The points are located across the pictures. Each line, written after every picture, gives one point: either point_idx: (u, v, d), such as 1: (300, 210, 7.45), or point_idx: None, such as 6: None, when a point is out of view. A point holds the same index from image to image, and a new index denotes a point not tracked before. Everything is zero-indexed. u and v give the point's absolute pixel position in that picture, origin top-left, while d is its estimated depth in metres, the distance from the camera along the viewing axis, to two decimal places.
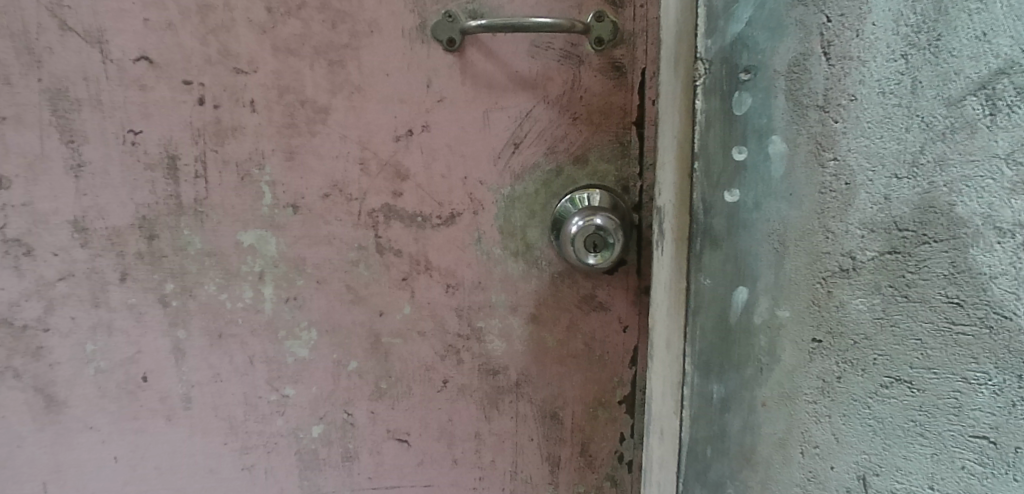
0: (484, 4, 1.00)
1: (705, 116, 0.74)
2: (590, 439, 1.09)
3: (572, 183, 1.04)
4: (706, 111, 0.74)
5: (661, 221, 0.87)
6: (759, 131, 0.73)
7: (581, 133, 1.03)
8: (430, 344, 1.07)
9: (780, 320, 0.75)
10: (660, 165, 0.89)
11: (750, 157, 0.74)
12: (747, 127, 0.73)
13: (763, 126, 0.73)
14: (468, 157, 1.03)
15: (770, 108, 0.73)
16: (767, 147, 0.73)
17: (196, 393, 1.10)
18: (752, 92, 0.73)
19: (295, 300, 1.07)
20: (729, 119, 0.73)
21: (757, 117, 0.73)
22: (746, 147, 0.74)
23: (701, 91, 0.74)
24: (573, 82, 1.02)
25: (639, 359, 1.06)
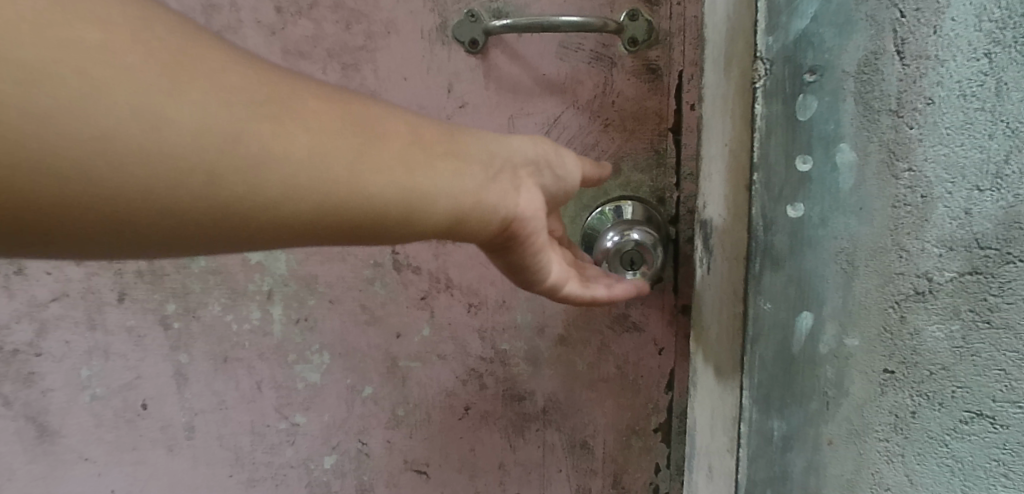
0: (509, 2, 0.95)
1: (766, 121, 0.66)
2: (622, 470, 1.02)
3: (604, 194, 0.99)
4: (767, 116, 0.66)
5: (707, 237, 0.79)
6: (825, 139, 0.65)
7: (613, 141, 0.98)
8: (451, 368, 1.00)
9: (848, 349, 0.67)
10: (703, 174, 0.82)
11: (816, 168, 0.66)
12: (812, 134, 0.65)
13: (830, 133, 0.65)
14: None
15: (837, 113, 0.65)
16: (834, 156, 0.66)
17: (199, 422, 1.02)
18: (818, 95, 0.65)
19: (306, 322, 0.99)
20: (792, 125, 0.65)
21: (824, 122, 0.65)
22: (811, 157, 0.66)
23: (762, 93, 0.66)
24: (605, 85, 0.97)
25: (675, 384, 0.98)
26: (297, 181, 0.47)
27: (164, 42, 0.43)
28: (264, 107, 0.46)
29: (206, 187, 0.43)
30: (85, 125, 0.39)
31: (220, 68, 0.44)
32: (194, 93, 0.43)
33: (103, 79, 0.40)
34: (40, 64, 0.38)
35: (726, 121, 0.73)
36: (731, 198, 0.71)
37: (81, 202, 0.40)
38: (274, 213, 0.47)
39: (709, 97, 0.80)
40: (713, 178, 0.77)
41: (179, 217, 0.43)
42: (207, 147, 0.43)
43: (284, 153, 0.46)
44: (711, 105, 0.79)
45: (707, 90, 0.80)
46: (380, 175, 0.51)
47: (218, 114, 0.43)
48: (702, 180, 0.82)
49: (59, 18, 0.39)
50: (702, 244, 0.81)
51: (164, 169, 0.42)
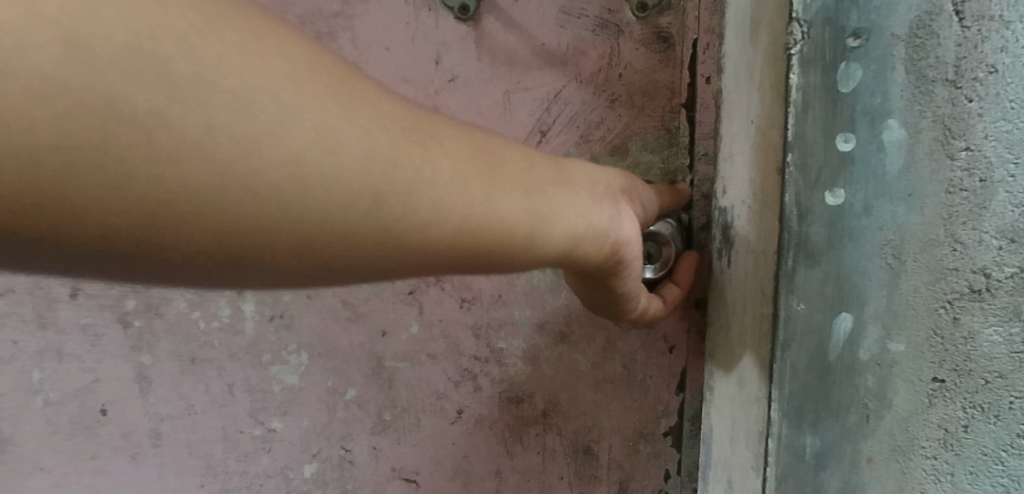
0: None
1: (802, 94, 0.57)
2: (629, 477, 0.94)
3: None
4: (803, 88, 0.57)
5: (731, 229, 0.70)
6: (870, 114, 0.56)
7: (620, 118, 0.90)
8: (442, 369, 0.93)
9: (892, 356, 0.59)
10: (722, 154, 0.73)
11: (859, 148, 0.57)
12: (855, 108, 0.57)
13: (876, 107, 0.56)
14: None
15: (885, 83, 0.56)
16: (880, 134, 0.57)
17: (166, 428, 0.93)
18: (863, 61, 0.56)
19: (282, 319, 0.91)
20: (833, 98, 0.56)
21: (870, 95, 0.56)
22: (854, 135, 0.57)
23: (797, 59, 0.57)
24: (611, 56, 0.89)
25: (687, 385, 0.91)
26: (449, 215, 0.41)
27: (336, 69, 0.36)
28: (417, 133, 0.39)
29: (376, 213, 0.36)
30: (280, 152, 0.32)
31: (381, 97, 0.38)
32: (365, 119, 0.36)
33: (295, 105, 0.33)
34: (239, 89, 0.31)
35: (753, 95, 0.64)
36: (761, 184, 0.62)
37: (267, 238, 0.33)
38: (429, 242, 0.40)
39: (731, 68, 0.71)
40: (737, 162, 0.68)
41: (343, 250, 0.36)
42: (385, 173, 0.36)
43: (445, 183, 0.40)
44: (733, 77, 0.70)
45: (730, 59, 0.71)
46: (514, 200, 0.45)
47: (382, 142, 0.37)
48: (722, 161, 0.74)
49: (251, 39, 0.32)
50: (723, 236, 0.72)
51: (347, 192, 0.34)
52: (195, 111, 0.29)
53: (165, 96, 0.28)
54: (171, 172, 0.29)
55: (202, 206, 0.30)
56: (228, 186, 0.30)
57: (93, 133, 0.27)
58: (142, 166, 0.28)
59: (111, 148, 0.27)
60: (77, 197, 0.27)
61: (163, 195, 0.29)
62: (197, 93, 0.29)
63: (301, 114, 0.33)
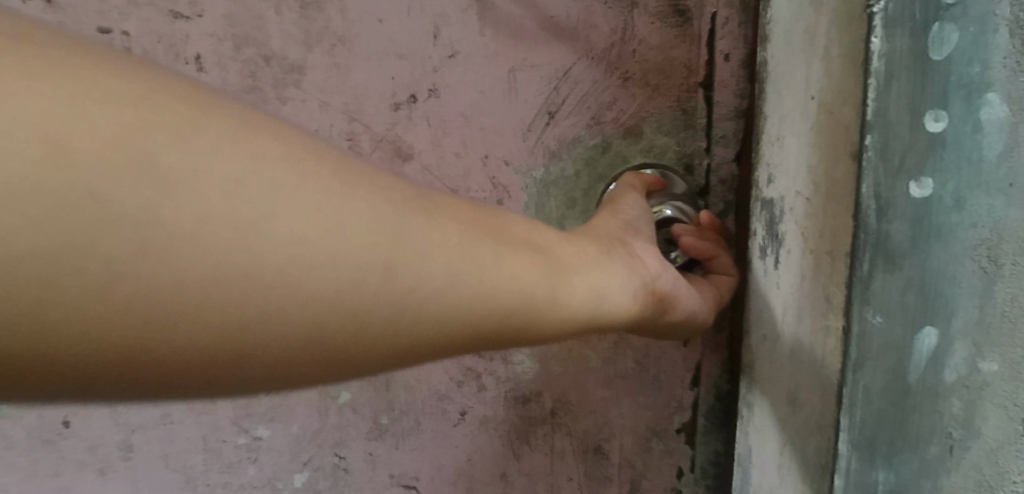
0: None
1: (885, 61, 0.44)
2: (641, 475, 0.90)
3: (622, 161, 0.84)
4: (888, 54, 0.44)
5: (789, 224, 0.60)
6: (968, 84, 0.43)
7: (633, 98, 0.83)
8: (444, 368, 0.86)
9: (983, 377, 0.46)
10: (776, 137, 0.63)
11: (953, 126, 0.44)
12: (948, 80, 0.43)
13: (973, 78, 0.43)
14: (488, 131, 0.83)
15: (988, 44, 0.43)
16: (977, 111, 0.44)
17: (138, 439, 0.84)
18: (961, 22, 0.43)
19: None
20: (922, 65, 0.43)
21: (969, 62, 0.43)
22: (948, 111, 0.44)
23: (879, 19, 0.44)
24: (624, 31, 0.81)
25: (701, 380, 0.87)
26: (463, 286, 0.40)
27: (325, 155, 0.37)
28: (417, 209, 0.40)
29: (387, 286, 0.36)
30: (272, 236, 0.33)
31: (379, 174, 0.39)
32: (362, 196, 0.37)
33: (291, 189, 0.34)
34: (231, 178, 0.32)
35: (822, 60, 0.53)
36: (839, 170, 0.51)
37: (268, 332, 0.33)
38: (446, 322, 0.39)
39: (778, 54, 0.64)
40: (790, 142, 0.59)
41: (352, 337, 0.36)
42: (389, 244, 0.37)
43: (458, 251, 0.40)
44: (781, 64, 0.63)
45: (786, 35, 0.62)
46: (530, 267, 0.44)
47: (387, 214, 0.37)
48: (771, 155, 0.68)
49: (238, 133, 0.34)
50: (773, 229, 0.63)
51: (353, 266, 0.35)
52: (187, 199, 0.31)
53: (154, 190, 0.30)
54: (161, 263, 0.30)
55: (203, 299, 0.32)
56: (227, 274, 0.32)
57: (79, 234, 0.29)
58: (133, 260, 0.30)
59: (98, 249, 0.29)
60: (65, 314, 0.29)
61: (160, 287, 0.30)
62: (181, 184, 0.31)
63: (298, 198, 0.34)
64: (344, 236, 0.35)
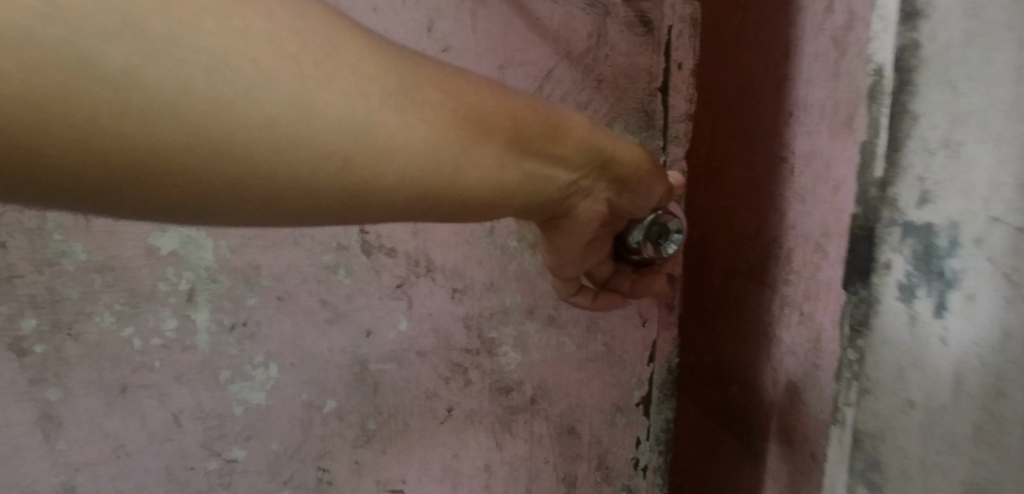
0: None
1: None
2: (607, 450, 0.98)
3: None
4: None
5: (986, 275, 0.40)
6: None
7: (606, 98, 0.89)
8: (432, 365, 0.85)
9: None
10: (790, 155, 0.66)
11: None
12: None
13: None
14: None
15: None
16: None
17: (83, 480, 0.72)
18: None
19: (245, 328, 0.75)
20: None
21: None
22: None
23: None
24: (598, 36, 0.87)
25: (656, 356, 0.98)
26: (409, 172, 0.41)
27: (325, 32, 0.36)
28: (395, 98, 0.39)
29: (343, 174, 0.37)
30: (246, 112, 0.32)
31: (366, 57, 0.38)
32: (342, 85, 0.36)
33: (272, 70, 0.33)
34: (213, 53, 0.31)
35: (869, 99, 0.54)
36: None
37: (229, 193, 0.34)
38: (385, 196, 0.41)
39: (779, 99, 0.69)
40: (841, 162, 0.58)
41: (295, 201, 0.37)
42: (352, 130, 0.37)
43: (412, 145, 0.40)
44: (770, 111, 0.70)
45: (975, 11, 0.41)
46: (479, 169, 0.46)
47: (357, 105, 0.37)
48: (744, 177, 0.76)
49: (235, 4, 0.32)
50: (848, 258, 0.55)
51: (313, 154, 0.35)
52: (167, 71, 0.30)
53: (146, 56, 0.29)
54: (135, 122, 0.30)
55: (170, 165, 0.31)
56: (200, 143, 0.32)
57: (63, 93, 0.28)
58: (111, 123, 0.29)
59: (78, 114, 0.28)
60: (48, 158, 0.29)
61: (139, 144, 0.30)
62: (169, 53, 0.30)
63: (278, 88, 0.33)
64: (315, 119, 0.35)
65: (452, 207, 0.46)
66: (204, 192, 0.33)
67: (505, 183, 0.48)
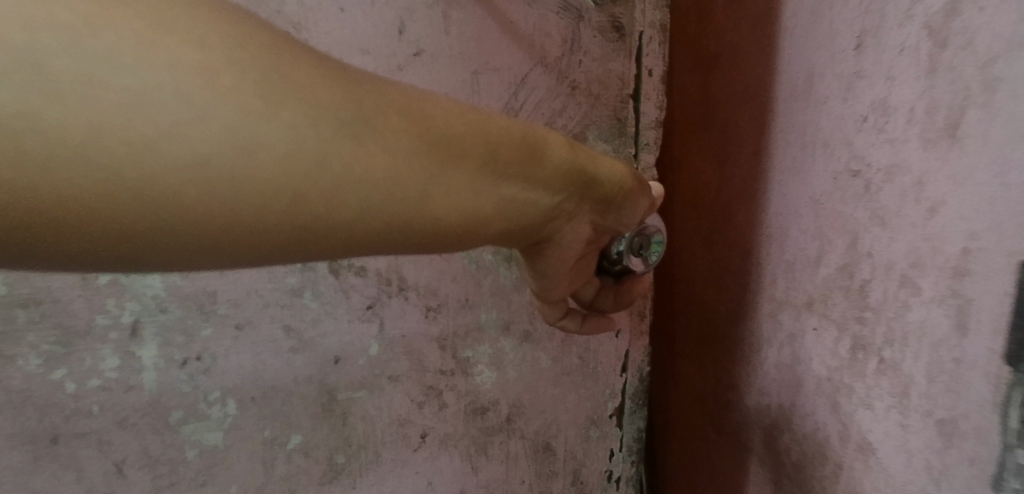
0: None
1: None
2: (581, 464, 0.94)
3: None
4: None
5: None
6: None
7: (580, 106, 0.84)
8: (405, 390, 0.79)
9: None
10: (861, 171, 0.57)
11: None
12: None
13: None
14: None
15: None
16: None
17: None
18: None
19: (199, 361, 0.67)
20: None
21: None
22: None
23: None
24: (571, 42, 0.83)
25: (629, 366, 0.94)
26: (370, 205, 0.36)
27: (267, 60, 0.31)
28: (349, 127, 0.34)
29: (293, 212, 0.32)
30: (171, 151, 0.28)
31: (315, 84, 0.33)
32: (286, 117, 0.31)
33: (206, 104, 0.29)
34: (134, 88, 0.27)
35: (996, 102, 0.45)
36: None
37: (163, 243, 0.29)
38: (346, 237, 0.36)
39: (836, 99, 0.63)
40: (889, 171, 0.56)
41: (243, 246, 0.32)
42: (299, 164, 0.32)
43: (369, 176, 0.35)
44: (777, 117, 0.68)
45: None
46: (449, 196, 0.40)
47: (305, 137, 0.32)
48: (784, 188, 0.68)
49: (158, 31, 0.28)
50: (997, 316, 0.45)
51: (255, 192, 0.31)
52: (78, 109, 0.26)
53: (46, 95, 0.25)
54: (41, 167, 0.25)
55: (85, 215, 0.27)
56: (121, 189, 0.27)
57: None
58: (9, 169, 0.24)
59: None
60: None
61: (38, 196, 0.25)
62: (75, 89, 0.26)
63: (208, 122, 0.29)
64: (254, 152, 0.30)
65: (426, 239, 0.41)
66: (126, 247, 0.28)
67: (484, 214, 0.44)
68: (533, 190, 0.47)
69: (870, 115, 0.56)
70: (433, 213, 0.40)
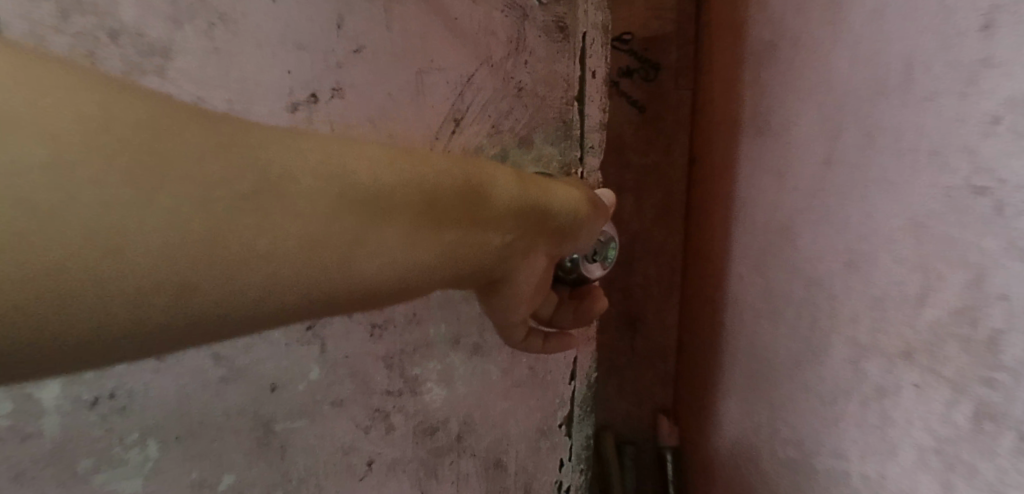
0: None
1: None
2: (532, 478, 0.89)
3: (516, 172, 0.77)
4: None
5: None
6: None
7: (526, 108, 0.77)
8: (349, 415, 0.72)
9: None
10: (988, 188, 0.44)
11: None
12: None
13: None
14: (396, 138, 0.68)
15: None
16: None
17: None
18: None
19: (113, 401, 0.59)
20: None
21: None
22: None
23: None
24: (517, 42, 0.76)
25: (577, 374, 0.90)
26: (295, 269, 0.38)
27: (167, 145, 0.34)
28: (261, 195, 0.37)
29: (209, 286, 0.35)
30: (70, 248, 0.31)
31: (222, 157, 0.36)
32: (187, 196, 0.34)
33: (99, 199, 0.32)
34: (20, 191, 0.30)
35: None
36: None
37: (82, 333, 0.32)
38: (277, 307, 0.38)
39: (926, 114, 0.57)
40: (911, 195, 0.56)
41: (171, 318, 0.34)
42: (216, 234, 0.35)
43: (287, 241, 0.37)
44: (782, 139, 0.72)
45: None
46: (385, 249, 0.42)
47: (210, 212, 0.35)
48: (872, 203, 0.55)
49: (48, 132, 0.31)
50: None
51: (164, 273, 0.33)
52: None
53: None
54: None
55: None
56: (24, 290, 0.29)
57: None
58: None
59: None
60: None
61: None
62: None
63: (115, 201, 0.32)
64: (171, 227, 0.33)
65: (371, 291, 0.43)
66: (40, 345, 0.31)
67: (422, 266, 0.45)
68: (474, 235, 0.49)
69: (1003, 116, 0.43)
70: (371, 266, 0.42)
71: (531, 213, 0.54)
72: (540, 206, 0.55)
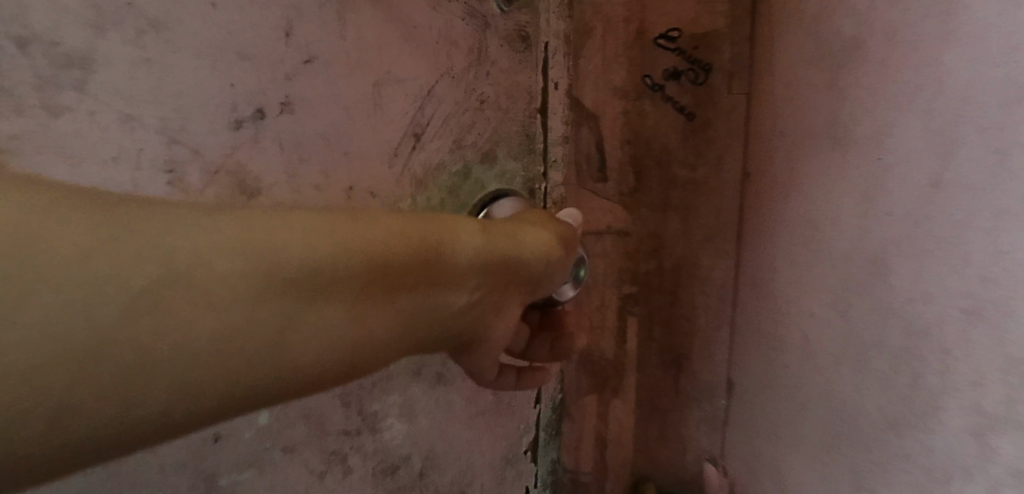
0: None
1: None
2: None
3: (482, 189, 0.74)
4: None
5: None
6: None
7: (489, 122, 0.74)
8: (303, 462, 0.66)
9: None
10: None
11: None
12: None
13: None
14: (353, 155, 0.62)
15: None
16: None
17: None
18: None
19: None
20: None
21: None
22: None
23: None
24: (478, 51, 0.71)
25: (542, 396, 0.87)
26: (194, 375, 0.33)
27: (39, 237, 0.30)
28: (148, 287, 0.32)
29: (84, 406, 0.30)
30: None
31: (100, 248, 0.31)
32: (46, 294, 0.30)
33: None
34: None
35: None
36: None
37: None
38: (180, 424, 0.33)
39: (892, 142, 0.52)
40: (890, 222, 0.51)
41: (45, 443, 0.30)
42: (111, 345, 0.31)
43: (182, 343, 0.33)
44: (779, 139, 0.71)
45: None
46: (307, 338, 0.37)
47: (78, 315, 0.30)
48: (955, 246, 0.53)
49: None
50: None
51: (27, 396, 0.29)
52: None
53: None
54: None
55: None
56: None
57: None
58: None
59: None
60: None
61: None
62: None
63: None
64: (63, 348, 0.30)
65: (303, 385, 0.38)
66: None
67: (359, 358, 0.40)
68: (424, 313, 0.43)
69: None
70: (296, 360, 0.37)
71: (494, 277, 0.48)
72: (505, 266, 0.49)
